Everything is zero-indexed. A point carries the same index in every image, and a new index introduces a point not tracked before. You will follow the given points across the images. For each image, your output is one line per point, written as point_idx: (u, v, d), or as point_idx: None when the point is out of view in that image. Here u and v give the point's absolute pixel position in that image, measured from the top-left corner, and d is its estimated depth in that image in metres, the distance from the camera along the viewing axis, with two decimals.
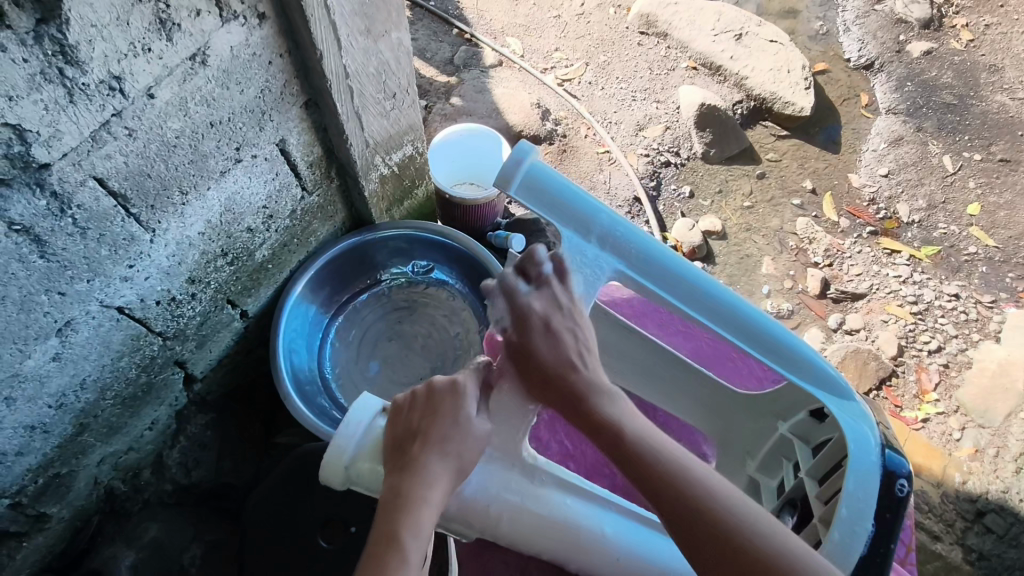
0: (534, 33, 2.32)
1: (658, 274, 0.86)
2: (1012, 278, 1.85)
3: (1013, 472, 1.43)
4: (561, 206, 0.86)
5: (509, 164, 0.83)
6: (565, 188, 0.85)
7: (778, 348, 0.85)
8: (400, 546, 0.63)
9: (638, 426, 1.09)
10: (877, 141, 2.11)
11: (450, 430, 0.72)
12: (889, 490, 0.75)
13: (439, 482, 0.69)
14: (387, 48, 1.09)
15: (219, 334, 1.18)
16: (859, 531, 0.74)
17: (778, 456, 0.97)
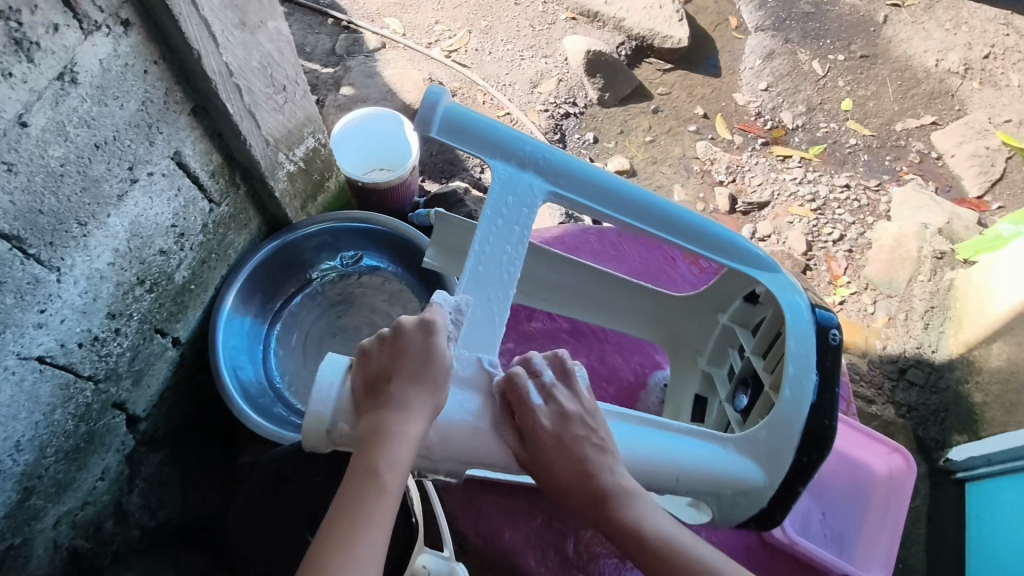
0: (412, 10, 2.29)
1: (589, 190, 0.86)
2: (891, 160, 2.02)
3: (923, 328, 1.59)
4: (483, 141, 0.84)
5: (423, 107, 0.80)
6: (480, 121, 0.84)
7: (714, 240, 0.89)
8: (379, 478, 0.65)
9: (591, 351, 1.15)
10: (752, 59, 2.24)
11: (422, 363, 0.70)
12: (824, 341, 0.84)
13: (419, 415, 0.68)
14: (266, 39, 1.06)
15: (155, 367, 1.13)
16: (805, 388, 0.81)
17: (724, 346, 1.02)
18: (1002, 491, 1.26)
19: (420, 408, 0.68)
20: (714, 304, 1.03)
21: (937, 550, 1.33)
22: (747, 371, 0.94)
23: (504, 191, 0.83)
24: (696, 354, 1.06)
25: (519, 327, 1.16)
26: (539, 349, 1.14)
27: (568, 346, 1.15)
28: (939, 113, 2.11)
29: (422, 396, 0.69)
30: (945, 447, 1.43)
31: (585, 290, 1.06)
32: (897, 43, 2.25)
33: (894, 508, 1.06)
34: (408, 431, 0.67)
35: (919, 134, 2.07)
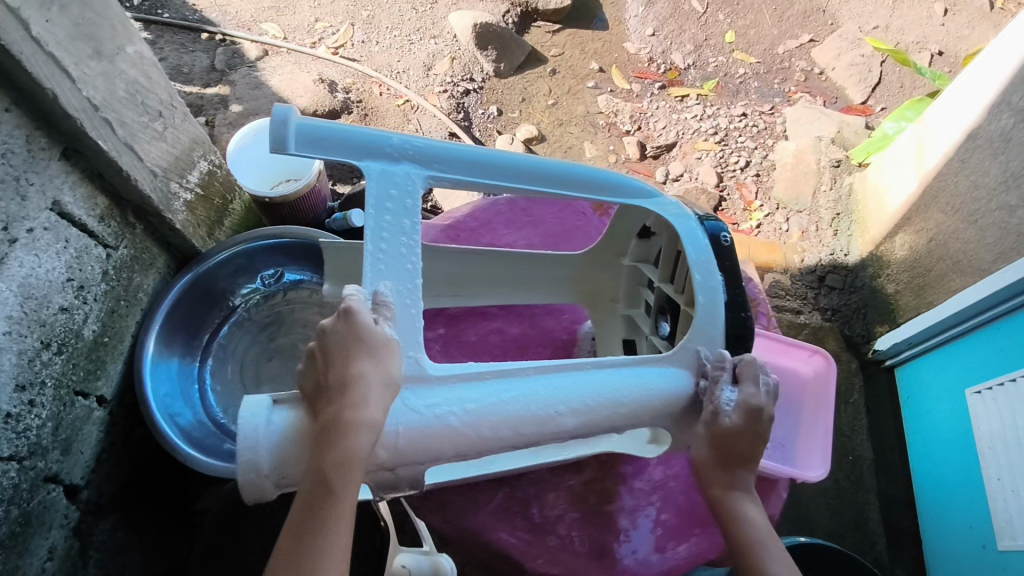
0: (288, 11, 2.21)
1: (469, 164, 0.86)
2: (779, 82, 2.11)
3: (833, 235, 1.68)
4: (345, 147, 0.80)
5: (274, 127, 0.76)
6: (336, 127, 0.80)
7: (599, 183, 0.92)
8: (336, 484, 0.66)
9: (522, 320, 1.19)
10: (635, 7, 2.28)
11: (359, 347, 0.70)
12: (717, 244, 0.90)
13: (368, 400, 0.68)
14: (127, 65, 1.00)
15: (83, 431, 1.07)
16: (715, 295, 0.86)
17: (636, 286, 1.10)
18: (924, 369, 1.36)
19: (368, 393, 0.68)
20: (616, 249, 1.11)
21: (879, 435, 1.44)
22: (660, 300, 1.00)
23: (387, 188, 0.80)
24: (614, 301, 1.14)
25: (445, 310, 1.17)
26: (472, 328, 1.17)
27: (498, 319, 1.18)
28: (815, 31, 2.21)
29: (367, 382, 0.68)
30: (870, 340, 1.53)
31: (498, 267, 1.10)
32: None
33: (825, 401, 1.14)
34: (358, 421, 0.67)
35: (800, 54, 2.16)
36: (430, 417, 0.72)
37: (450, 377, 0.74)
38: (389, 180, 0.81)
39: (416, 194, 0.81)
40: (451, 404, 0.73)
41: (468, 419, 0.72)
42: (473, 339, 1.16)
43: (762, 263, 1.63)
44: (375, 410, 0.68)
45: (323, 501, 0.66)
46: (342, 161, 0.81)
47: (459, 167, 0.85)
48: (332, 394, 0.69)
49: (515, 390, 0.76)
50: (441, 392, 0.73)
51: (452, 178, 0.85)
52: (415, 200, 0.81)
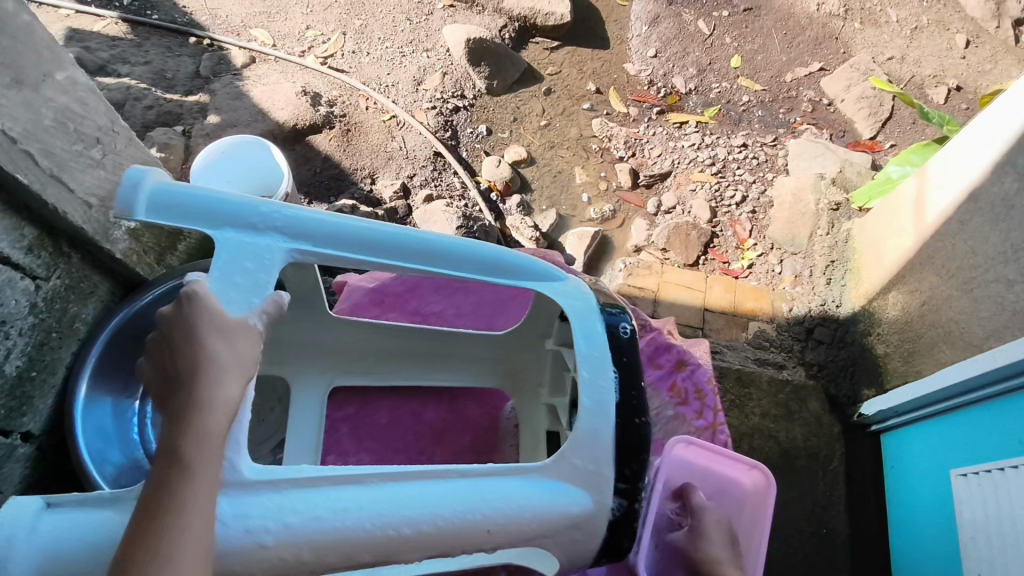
0: (279, 17, 2.15)
1: (336, 237, 0.83)
2: (784, 112, 2.01)
3: (826, 284, 1.59)
4: (198, 212, 0.79)
5: (124, 190, 0.78)
6: (197, 195, 0.80)
7: (488, 263, 0.89)
8: (186, 460, 0.63)
9: (441, 401, 1.17)
10: (639, 26, 2.19)
11: (207, 328, 0.70)
12: (614, 337, 0.89)
13: (222, 380, 0.68)
14: (56, 92, 0.95)
15: (4, 469, 1.02)
16: (607, 404, 0.83)
17: (559, 371, 1.05)
18: (910, 442, 1.27)
19: (220, 374, 0.69)
20: (539, 333, 1.08)
21: (859, 507, 1.35)
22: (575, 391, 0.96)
23: (237, 252, 0.77)
24: (538, 387, 1.09)
25: (361, 391, 1.14)
26: (385, 409, 1.14)
27: (416, 399, 1.16)
28: (826, 58, 2.10)
29: (219, 363, 0.69)
30: (857, 402, 1.43)
31: (413, 350, 1.11)
32: None
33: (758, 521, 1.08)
34: (211, 397, 0.67)
35: (809, 82, 2.06)
36: (241, 532, 0.66)
37: (268, 484, 0.69)
38: (244, 249, 0.78)
39: (271, 267, 0.78)
40: (267, 516, 0.67)
41: (282, 536, 0.67)
42: (386, 421, 1.14)
43: (745, 309, 1.56)
44: (230, 391, 0.68)
45: (174, 484, 0.61)
46: (195, 228, 0.80)
47: (329, 243, 0.82)
48: (180, 382, 0.67)
49: (339, 502, 0.70)
50: (254, 498, 0.68)
51: (318, 252, 0.82)
52: (269, 272, 0.77)
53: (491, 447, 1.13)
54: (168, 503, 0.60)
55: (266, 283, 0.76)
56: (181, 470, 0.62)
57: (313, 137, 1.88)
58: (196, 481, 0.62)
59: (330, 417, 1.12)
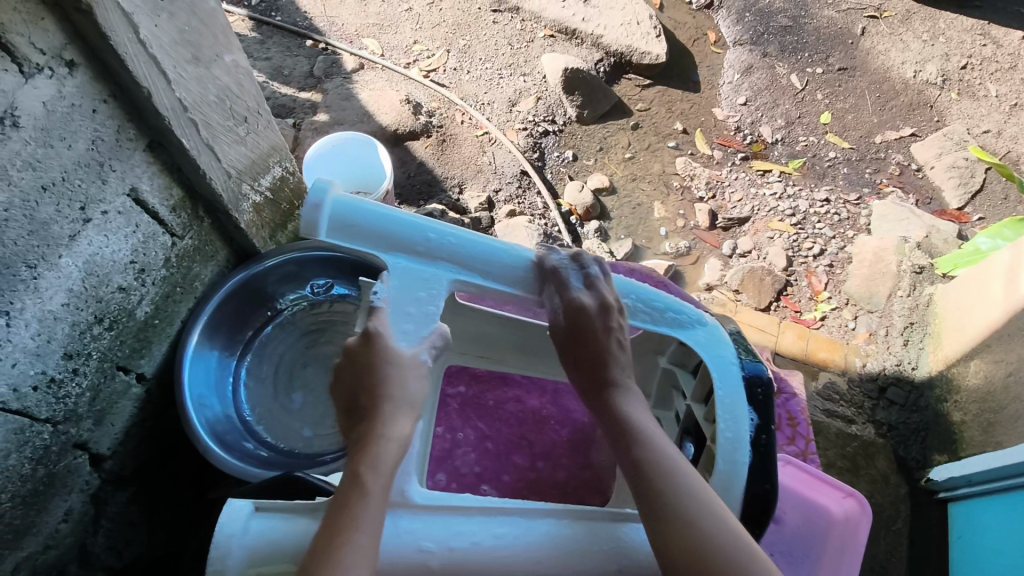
0: (390, 30, 2.29)
1: (496, 270, 0.86)
2: (870, 172, 2.02)
3: (903, 345, 1.58)
4: (372, 235, 0.83)
5: (308, 210, 0.81)
6: (372, 215, 0.83)
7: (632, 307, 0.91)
8: (361, 484, 0.68)
9: (545, 394, 1.18)
10: (731, 73, 2.24)
11: (384, 363, 0.76)
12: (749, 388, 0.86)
13: (395, 418, 0.73)
14: (222, 72, 1.05)
15: (118, 405, 1.11)
16: (739, 462, 0.81)
17: (668, 388, 1.07)
18: (980, 513, 1.25)
19: (394, 410, 0.74)
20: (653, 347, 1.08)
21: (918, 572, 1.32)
22: (690, 418, 0.97)
23: (411, 284, 0.82)
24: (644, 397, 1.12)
25: (470, 369, 1.20)
26: (492, 392, 1.19)
27: (521, 387, 1.19)
28: (918, 125, 2.11)
29: (395, 400, 0.74)
30: (926, 467, 1.42)
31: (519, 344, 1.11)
32: (874, 55, 2.26)
33: (851, 551, 1.01)
34: (383, 434, 0.72)
35: (898, 146, 2.07)
36: (411, 546, 0.72)
37: (438, 507, 0.75)
38: (412, 280, 0.82)
39: (439, 297, 0.83)
40: (432, 538, 0.73)
41: (446, 558, 0.71)
42: (491, 403, 1.18)
43: (818, 360, 1.57)
44: (402, 426, 0.73)
45: (352, 509, 0.66)
46: (368, 251, 0.83)
47: (488, 275, 0.85)
48: (362, 417, 0.74)
49: (500, 529, 0.74)
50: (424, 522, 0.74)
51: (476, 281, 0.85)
52: (437, 304, 0.82)
53: (589, 447, 1.13)
54: (341, 527, 0.64)
55: (435, 315, 0.81)
56: (359, 494, 0.67)
57: (411, 143, 1.99)
58: (369, 508, 0.66)
59: (444, 393, 1.18)
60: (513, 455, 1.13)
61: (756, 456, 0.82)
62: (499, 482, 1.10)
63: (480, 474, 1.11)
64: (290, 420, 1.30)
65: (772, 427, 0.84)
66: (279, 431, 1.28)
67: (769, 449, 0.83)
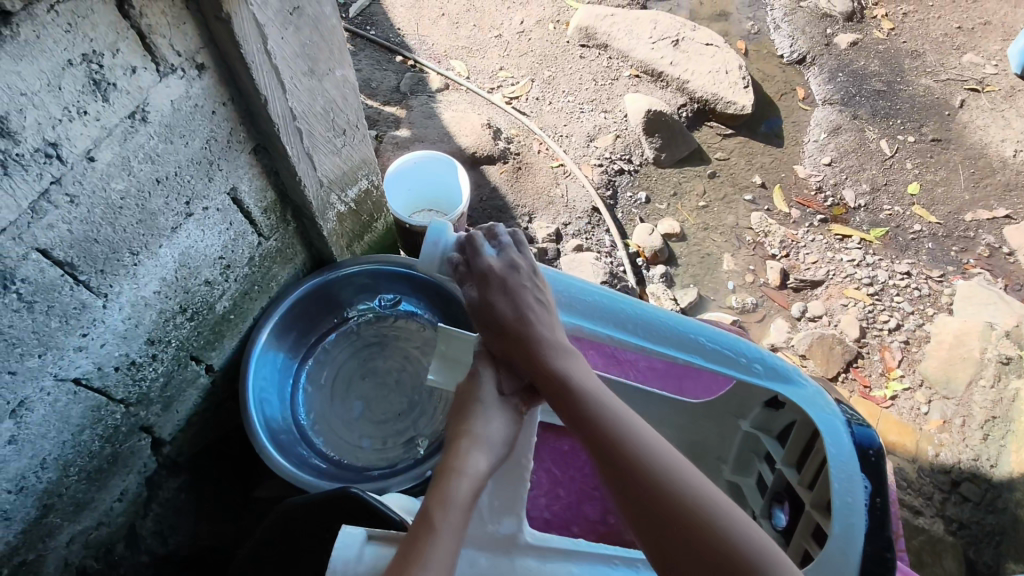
0: (478, 54, 2.33)
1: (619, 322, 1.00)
2: (957, 251, 1.93)
3: (981, 439, 1.49)
4: (481, 273, 0.98)
5: (427, 245, 1.01)
6: (484, 256, 0.98)
7: (730, 358, 0.96)
8: (431, 515, 0.73)
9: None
10: (817, 132, 2.19)
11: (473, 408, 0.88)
12: (864, 455, 0.87)
13: (469, 455, 0.81)
14: (332, 85, 1.08)
15: (186, 393, 1.14)
16: (854, 525, 0.82)
17: (748, 453, 1.10)
18: None
19: (470, 447, 0.82)
20: (734, 411, 1.12)
21: None
22: (782, 486, 1.01)
23: None
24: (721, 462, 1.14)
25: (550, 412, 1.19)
26: (568, 437, 1.18)
27: None
28: (1013, 207, 2.02)
29: (472, 439, 0.83)
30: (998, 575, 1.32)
31: None
32: (972, 129, 2.18)
33: None
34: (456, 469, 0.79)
35: (989, 227, 1.98)
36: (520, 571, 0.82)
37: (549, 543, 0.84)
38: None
39: None
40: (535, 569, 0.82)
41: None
42: (567, 448, 1.17)
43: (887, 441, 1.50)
44: (476, 463, 0.81)
45: (424, 547, 0.69)
46: (480, 285, 0.98)
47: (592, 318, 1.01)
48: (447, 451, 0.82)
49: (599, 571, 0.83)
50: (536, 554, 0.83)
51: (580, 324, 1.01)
52: None
53: None
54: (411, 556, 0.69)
55: None
56: (428, 532, 0.71)
57: (487, 167, 2.01)
58: (439, 542, 0.70)
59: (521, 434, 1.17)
60: (583, 505, 1.12)
61: (870, 517, 0.83)
62: (568, 532, 1.10)
63: (550, 519, 1.10)
64: (344, 430, 1.29)
65: (886, 491, 0.85)
66: (333, 440, 1.28)
67: (884, 514, 0.83)
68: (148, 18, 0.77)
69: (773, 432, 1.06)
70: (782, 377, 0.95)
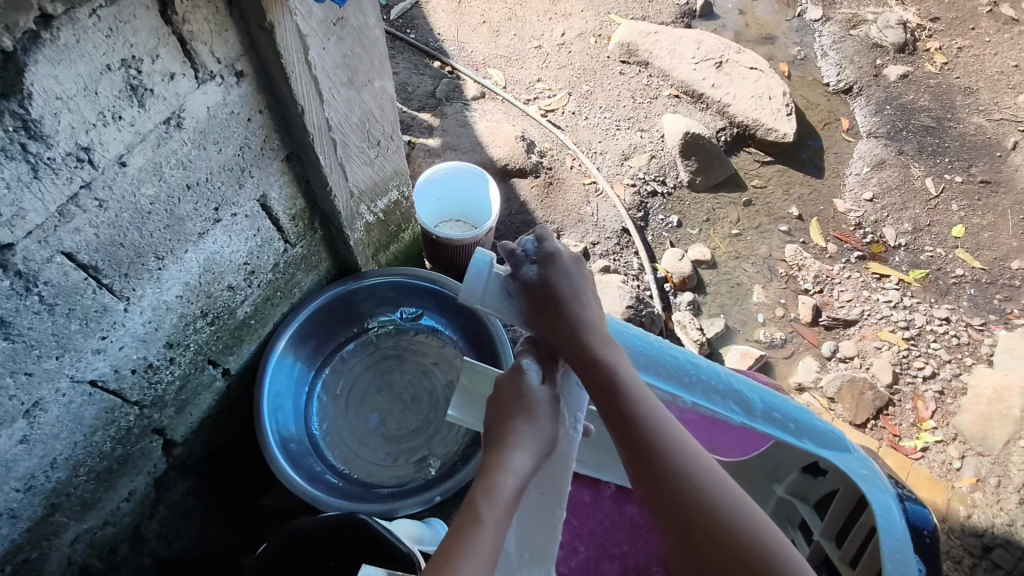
0: (517, 64, 2.30)
1: (666, 372, 0.99)
2: (1000, 299, 1.86)
3: (1017, 503, 1.42)
4: None
5: (472, 279, 0.97)
6: None
7: (781, 420, 0.96)
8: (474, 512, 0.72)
9: None
10: (860, 165, 2.12)
11: (519, 405, 0.83)
12: (919, 538, 0.84)
13: (514, 452, 0.78)
14: (370, 96, 1.06)
15: (200, 397, 1.12)
16: None
17: (782, 519, 1.07)
18: None
19: (513, 446, 0.79)
20: (768, 474, 1.08)
21: None
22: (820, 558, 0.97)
23: None
24: None
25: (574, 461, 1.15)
26: (590, 488, 1.14)
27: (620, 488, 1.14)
28: None
29: (518, 437, 0.80)
30: None
31: None
32: None
33: None
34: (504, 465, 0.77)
35: None
36: None
37: None
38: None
39: None
40: None
41: None
42: (589, 500, 1.13)
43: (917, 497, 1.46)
44: (516, 460, 0.77)
45: (460, 544, 0.68)
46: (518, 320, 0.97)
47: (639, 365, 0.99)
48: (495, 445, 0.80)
49: None
50: None
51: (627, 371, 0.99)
52: None
53: None
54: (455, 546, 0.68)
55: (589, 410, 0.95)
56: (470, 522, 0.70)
57: (518, 180, 1.98)
58: (479, 532, 0.69)
59: None
60: (601, 564, 1.09)
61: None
62: None
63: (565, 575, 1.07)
64: (358, 443, 1.27)
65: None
66: (345, 454, 1.25)
67: None
68: (190, 24, 0.75)
69: (811, 499, 1.03)
70: (827, 442, 0.95)
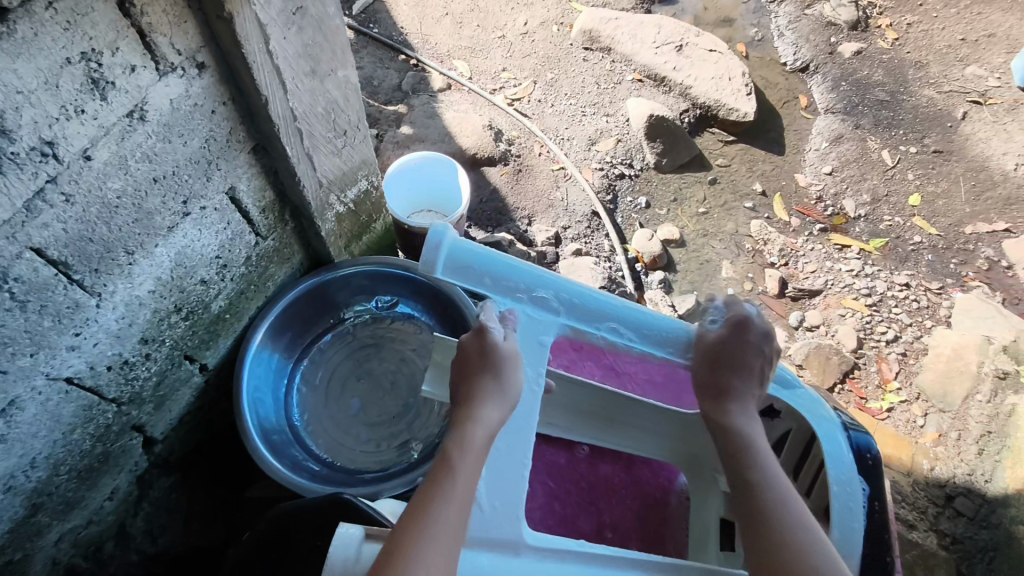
0: (481, 54, 2.32)
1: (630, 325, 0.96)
2: (956, 263, 1.93)
3: (976, 453, 1.48)
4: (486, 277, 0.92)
5: (429, 250, 0.88)
6: (484, 258, 0.91)
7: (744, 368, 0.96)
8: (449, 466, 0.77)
9: (620, 460, 1.17)
10: (819, 140, 2.19)
11: (484, 365, 0.85)
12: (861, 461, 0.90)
13: (484, 406, 0.82)
14: (334, 86, 1.07)
15: (179, 392, 1.13)
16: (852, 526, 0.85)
17: None
18: None
19: (483, 401, 0.82)
20: None
21: None
22: None
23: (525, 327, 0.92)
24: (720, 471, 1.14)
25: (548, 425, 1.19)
26: (565, 450, 1.18)
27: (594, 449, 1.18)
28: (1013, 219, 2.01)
29: (487, 393, 0.83)
30: None
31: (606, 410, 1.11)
32: (974, 142, 2.17)
33: None
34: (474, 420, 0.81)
35: (989, 240, 1.98)
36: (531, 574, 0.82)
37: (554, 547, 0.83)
38: (534, 328, 0.93)
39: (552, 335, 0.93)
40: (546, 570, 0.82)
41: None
42: (564, 461, 1.17)
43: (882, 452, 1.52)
44: (489, 414, 0.81)
45: (434, 505, 0.73)
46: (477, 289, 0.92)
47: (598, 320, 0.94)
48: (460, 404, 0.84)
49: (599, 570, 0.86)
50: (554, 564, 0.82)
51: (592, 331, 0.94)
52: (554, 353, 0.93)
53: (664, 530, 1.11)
54: (430, 502, 0.73)
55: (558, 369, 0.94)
56: (446, 472, 0.76)
57: (487, 169, 2.00)
58: (456, 485, 0.75)
59: None
60: (579, 520, 1.13)
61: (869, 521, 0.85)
62: None
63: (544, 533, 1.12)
64: (341, 430, 1.28)
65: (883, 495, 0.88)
66: (328, 443, 1.27)
67: (884, 522, 0.87)
68: (149, 16, 0.76)
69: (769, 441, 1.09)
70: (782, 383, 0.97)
